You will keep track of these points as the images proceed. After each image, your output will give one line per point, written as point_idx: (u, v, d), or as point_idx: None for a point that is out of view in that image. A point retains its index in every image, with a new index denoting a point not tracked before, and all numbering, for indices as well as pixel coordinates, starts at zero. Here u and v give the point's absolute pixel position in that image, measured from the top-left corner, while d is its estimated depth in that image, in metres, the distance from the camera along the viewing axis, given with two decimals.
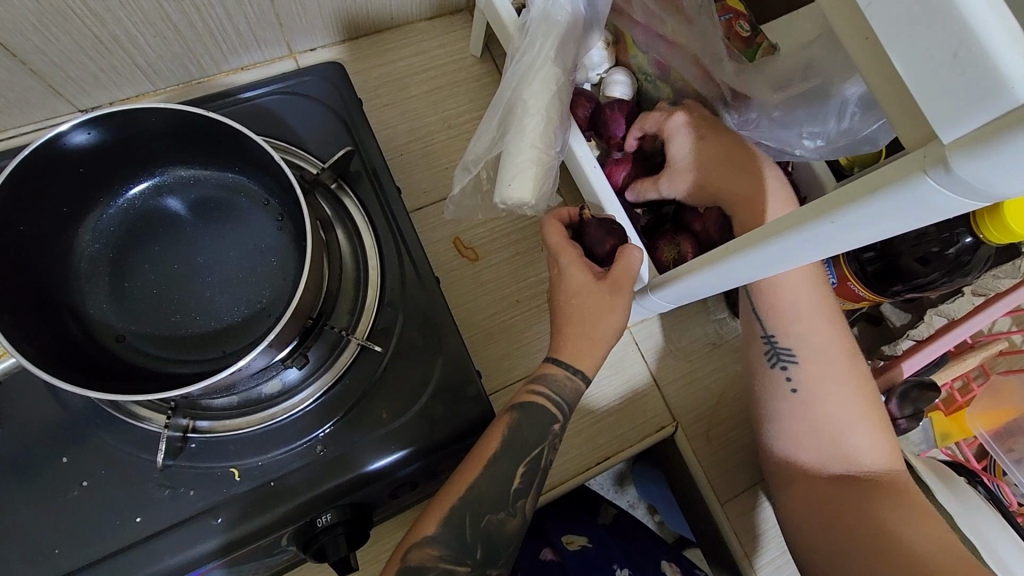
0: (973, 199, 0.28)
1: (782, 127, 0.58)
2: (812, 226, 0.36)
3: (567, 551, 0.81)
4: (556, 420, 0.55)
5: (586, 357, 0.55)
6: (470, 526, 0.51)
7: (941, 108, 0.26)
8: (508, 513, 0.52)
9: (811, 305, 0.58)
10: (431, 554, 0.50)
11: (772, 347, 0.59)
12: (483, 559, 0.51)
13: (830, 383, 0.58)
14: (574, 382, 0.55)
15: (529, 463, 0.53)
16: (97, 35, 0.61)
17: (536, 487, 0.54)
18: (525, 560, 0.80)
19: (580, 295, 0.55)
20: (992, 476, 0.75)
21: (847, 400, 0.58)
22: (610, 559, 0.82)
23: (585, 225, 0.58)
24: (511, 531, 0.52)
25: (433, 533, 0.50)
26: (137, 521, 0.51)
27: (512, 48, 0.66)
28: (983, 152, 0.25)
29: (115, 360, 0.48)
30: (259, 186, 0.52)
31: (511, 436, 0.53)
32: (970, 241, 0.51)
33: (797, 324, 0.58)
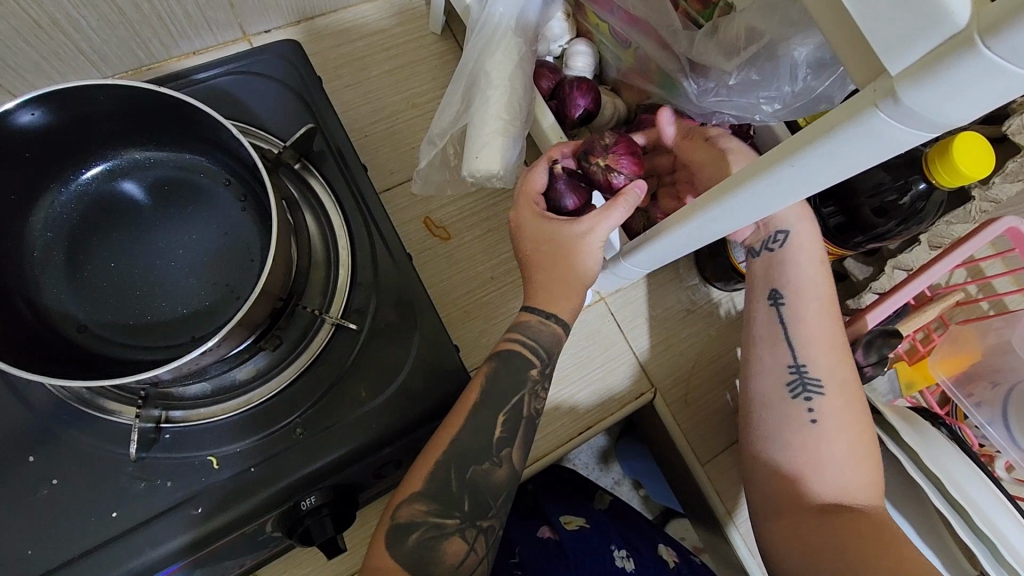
0: (922, 129, 0.29)
1: (740, 95, 0.56)
2: (773, 173, 0.37)
3: (564, 529, 0.80)
4: (534, 366, 0.56)
5: (560, 303, 0.55)
6: (455, 479, 0.51)
7: (890, 40, 0.27)
8: (494, 463, 0.53)
9: (823, 317, 0.59)
10: (419, 510, 0.50)
11: (797, 375, 0.58)
12: (471, 510, 0.51)
13: (839, 392, 0.57)
14: (549, 327, 0.56)
15: (508, 412, 0.54)
16: (36, 19, 0.58)
17: (522, 438, 0.54)
18: (523, 534, 0.79)
19: (551, 247, 0.55)
20: (955, 419, 0.79)
21: (850, 412, 0.57)
22: (608, 539, 0.80)
23: (552, 179, 0.58)
24: (500, 480, 0.53)
25: (420, 488, 0.51)
26: (114, 516, 0.50)
27: (470, 21, 0.66)
28: (927, 78, 0.26)
29: (76, 350, 0.46)
30: (219, 166, 0.51)
31: (501, 400, 0.54)
32: (923, 187, 0.52)
33: (812, 336, 0.58)
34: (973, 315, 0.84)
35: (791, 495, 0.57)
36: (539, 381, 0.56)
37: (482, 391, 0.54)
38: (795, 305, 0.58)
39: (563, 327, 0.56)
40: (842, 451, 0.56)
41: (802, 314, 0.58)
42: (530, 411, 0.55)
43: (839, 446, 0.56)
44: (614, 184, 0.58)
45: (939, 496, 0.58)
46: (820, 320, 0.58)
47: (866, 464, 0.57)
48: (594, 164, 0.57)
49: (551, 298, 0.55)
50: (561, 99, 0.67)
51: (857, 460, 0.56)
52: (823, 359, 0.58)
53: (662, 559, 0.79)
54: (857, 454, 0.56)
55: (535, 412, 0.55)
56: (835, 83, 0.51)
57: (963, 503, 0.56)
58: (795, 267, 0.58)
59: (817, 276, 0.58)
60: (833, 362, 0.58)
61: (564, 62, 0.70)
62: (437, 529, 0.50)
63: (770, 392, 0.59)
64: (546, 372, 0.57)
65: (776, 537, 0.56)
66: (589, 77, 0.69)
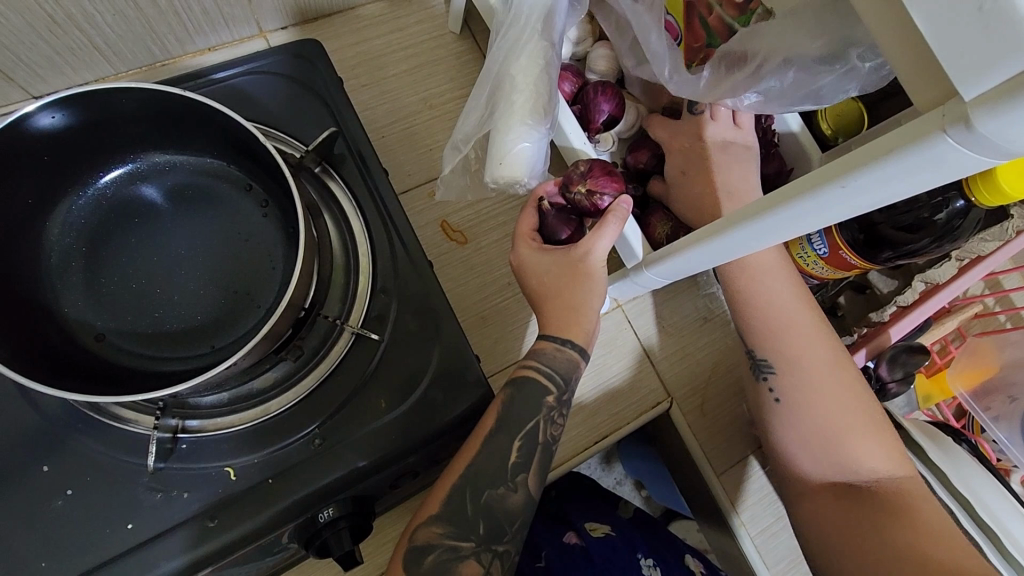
0: (993, 156, 0.27)
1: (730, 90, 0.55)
2: (820, 193, 0.36)
3: (589, 535, 0.78)
4: (550, 393, 0.54)
5: (575, 328, 0.55)
6: (469, 503, 0.50)
7: (970, 63, 0.26)
8: (509, 489, 0.51)
9: (771, 285, 0.57)
10: (436, 533, 0.50)
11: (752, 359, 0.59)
12: (488, 533, 0.51)
13: (796, 366, 0.57)
14: (564, 354, 0.55)
15: (524, 437, 0.53)
16: (50, 14, 0.56)
17: (538, 464, 0.53)
18: (546, 539, 0.78)
19: (554, 268, 0.55)
20: (971, 432, 0.78)
21: (823, 383, 0.56)
22: (634, 548, 0.78)
23: (543, 215, 0.59)
24: (514, 506, 0.52)
25: (438, 510, 0.50)
26: (129, 528, 0.48)
27: (496, 23, 0.64)
28: (1006, 105, 0.25)
29: (95, 360, 0.45)
30: (240, 171, 0.49)
31: (518, 426, 0.53)
32: (960, 205, 0.52)
33: (772, 310, 0.57)
34: (988, 327, 0.83)
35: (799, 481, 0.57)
36: (555, 407, 0.55)
37: (499, 415, 0.53)
38: (752, 281, 0.58)
39: (579, 352, 0.55)
40: (818, 425, 0.56)
41: (739, 290, 0.58)
42: (546, 437, 0.54)
43: (811, 422, 0.56)
44: (601, 206, 0.58)
45: (966, 518, 0.57)
46: (777, 292, 0.57)
47: (860, 433, 0.55)
48: (575, 194, 0.58)
49: (570, 325, 0.54)
50: (584, 103, 0.66)
51: (846, 433, 0.55)
52: (781, 338, 0.57)
53: (689, 568, 0.78)
54: (842, 426, 0.55)
55: (550, 439, 0.54)
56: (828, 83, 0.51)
57: (991, 525, 0.55)
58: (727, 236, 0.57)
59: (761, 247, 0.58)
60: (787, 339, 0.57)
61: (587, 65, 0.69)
62: (453, 552, 0.49)
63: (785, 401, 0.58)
64: (562, 399, 0.55)
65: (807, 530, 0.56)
66: (612, 81, 0.68)
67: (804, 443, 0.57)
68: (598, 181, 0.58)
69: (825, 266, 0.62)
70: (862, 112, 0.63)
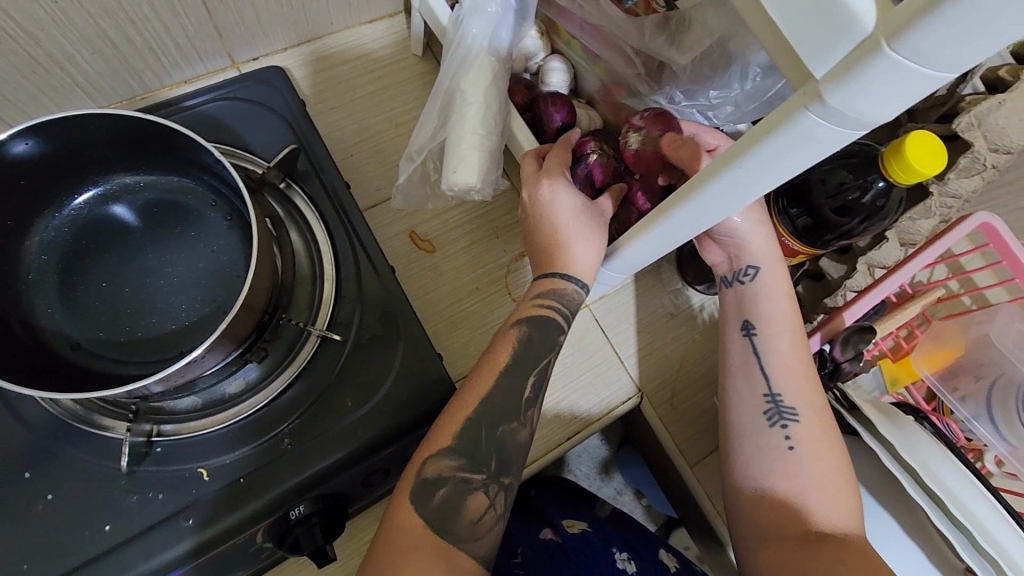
0: (850, 127, 0.31)
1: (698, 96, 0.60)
2: (724, 175, 0.39)
3: (566, 530, 0.79)
4: (563, 332, 0.59)
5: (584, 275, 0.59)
6: (485, 437, 0.52)
7: (811, 43, 0.29)
8: (519, 424, 0.54)
9: (795, 352, 0.61)
10: (447, 465, 0.51)
11: (773, 404, 0.59)
12: (497, 468, 0.53)
13: (816, 420, 0.59)
14: (579, 297, 0.59)
15: (538, 374, 0.56)
16: (32, 54, 0.61)
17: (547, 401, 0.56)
18: (524, 537, 0.80)
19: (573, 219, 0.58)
20: (941, 415, 0.79)
21: (833, 446, 0.58)
22: (609, 542, 0.79)
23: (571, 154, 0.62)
24: (523, 441, 0.54)
25: (450, 444, 0.52)
26: (107, 529, 0.51)
27: (447, 42, 0.69)
28: (844, 79, 0.28)
29: (70, 367, 0.48)
30: (205, 188, 0.53)
31: (531, 364, 0.56)
32: (882, 185, 0.55)
33: (795, 370, 0.60)
34: (954, 310, 0.85)
35: (763, 516, 0.57)
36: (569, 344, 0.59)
37: (513, 354, 0.56)
38: (775, 345, 0.60)
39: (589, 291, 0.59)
40: (815, 479, 0.57)
41: (771, 344, 0.60)
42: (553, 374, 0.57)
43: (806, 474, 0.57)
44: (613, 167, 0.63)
45: (916, 488, 0.58)
46: (797, 355, 0.60)
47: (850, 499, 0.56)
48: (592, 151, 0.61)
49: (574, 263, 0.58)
50: (537, 114, 0.69)
51: (834, 488, 0.56)
52: (798, 393, 0.59)
53: (664, 564, 0.79)
54: (834, 483, 0.57)
55: None
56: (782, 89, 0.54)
57: (941, 494, 0.57)
58: (762, 300, 0.61)
59: (785, 313, 0.61)
60: (805, 391, 0.60)
61: (541, 78, 0.72)
62: (465, 484, 0.51)
63: (752, 419, 0.60)
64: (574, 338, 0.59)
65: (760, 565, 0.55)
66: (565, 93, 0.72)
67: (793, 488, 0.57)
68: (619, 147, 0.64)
69: None
70: None
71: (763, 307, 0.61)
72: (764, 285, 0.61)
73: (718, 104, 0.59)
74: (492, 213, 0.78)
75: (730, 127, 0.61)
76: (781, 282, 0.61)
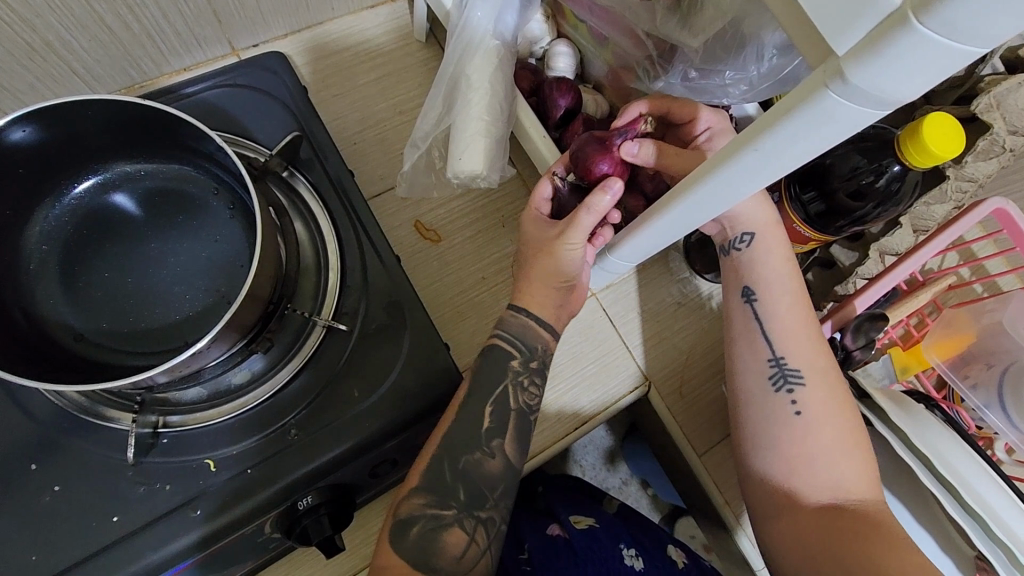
0: (874, 107, 0.30)
1: (709, 78, 0.58)
2: (739, 158, 0.38)
3: (573, 527, 0.78)
4: (514, 357, 0.57)
5: (530, 297, 0.58)
6: (449, 470, 0.53)
7: (835, 19, 0.28)
8: (485, 454, 0.54)
9: (798, 313, 0.59)
10: (417, 504, 0.52)
11: (778, 368, 0.59)
12: (468, 500, 0.53)
13: (822, 385, 0.58)
14: (518, 319, 0.58)
15: (496, 402, 0.56)
16: (28, 41, 0.60)
17: (513, 431, 0.56)
18: (532, 531, 0.80)
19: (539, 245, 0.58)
20: (952, 403, 0.79)
21: (843, 411, 0.57)
22: (617, 538, 0.78)
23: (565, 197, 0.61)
24: (493, 471, 0.54)
25: (417, 483, 0.53)
26: (115, 520, 0.51)
27: (450, 25, 0.67)
28: (869, 58, 0.27)
29: (73, 358, 0.47)
30: (207, 176, 0.52)
31: (491, 391, 0.56)
32: (897, 169, 0.54)
33: (797, 334, 0.59)
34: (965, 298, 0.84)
35: (779, 493, 0.57)
36: (522, 371, 0.57)
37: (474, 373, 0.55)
38: (776, 309, 0.59)
39: (537, 322, 0.58)
40: (826, 444, 0.56)
41: (772, 307, 0.59)
42: (518, 403, 0.57)
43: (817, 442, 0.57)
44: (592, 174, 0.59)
45: (928, 476, 0.58)
46: (799, 317, 0.59)
47: (862, 463, 0.57)
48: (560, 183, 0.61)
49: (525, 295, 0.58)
50: (542, 99, 0.68)
51: (846, 454, 0.56)
52: (803, 357, 0.58)
53: (671, 559, 0.78)
54: (845, 447, 0.56)
55: (524, 405, 0.57)
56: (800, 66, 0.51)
57: (952, 480, 0.57)
58: (760, 264, 0.59)
59: (785, 274, 0.60)
60: (808, 353, 0.59)
61: (547, 63, 0.71)
62: (436, 521, 0.52)
63: (758, 388, 0.59)
64: (527, 362, 0.58)
65: (778, 539, 0.56)
66: (571, 78, 0.71)
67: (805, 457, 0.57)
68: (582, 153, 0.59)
69: None
70: None
71: (761, 270, 0.59)
72: (761, 248, 0.59)
73: (731, 85, 0.57)
74: (497, 202, 0.77)
75: (742, 107, 0.59)
76: (778, 242, 0.59)
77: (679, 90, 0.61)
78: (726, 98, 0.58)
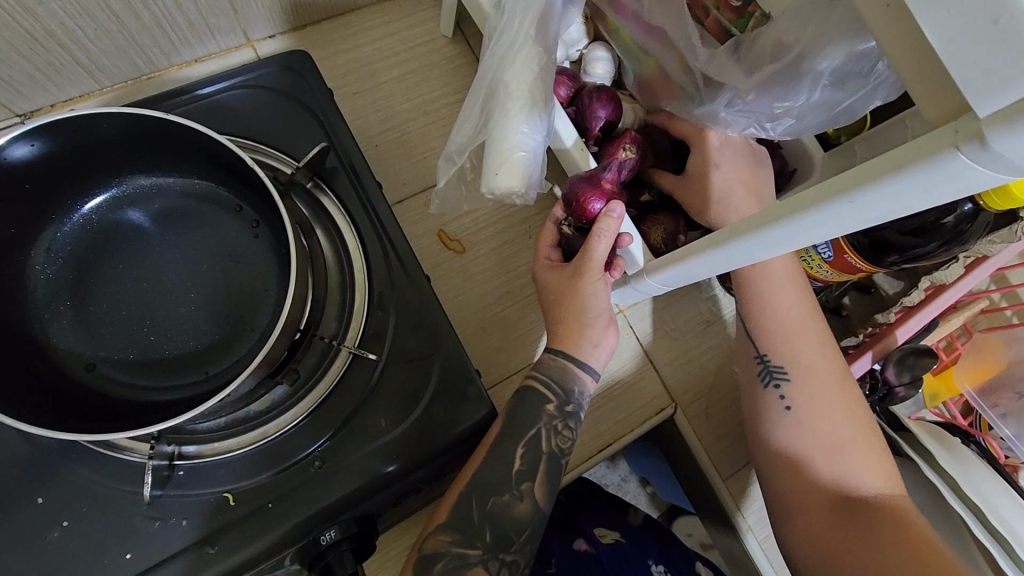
0: (1008, 175, 0.26)
1: (754, 108, 0.55)
2: (825, 207, 0.35)
3: (600, 543, 0.78)
4: (549, 401, 0.55)
5: (567, 338, 0.56)
6: (477, 510, 0.51)
7: (975, 82, 0.25)
8: (514, 496, 0.52)
9: (789, 299, 0.57)
10: (444, 540, 0.50)
11: (763, 365, 0.58)
12: (493, 542, 0.51)
13: (809, 374, 0.56)
14: (557, 362, 0.56)
15: (527, 444, 0.53)
16: (30, 30, 0.55)
17: (545, 472, 0.53)
18: (556, 544, 0.77)
19: (564, 290, 0.55)
20: (979, 430, 0.72)
21: (838, 401, 0.56)
22: (644, 553, 0.78)
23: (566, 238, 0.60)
24: (521, 514, 0.52)
25: (445, 519, 0.51)
26: (127, 558, 0.48)
27: (489, 27, 0.63)
28: (1018, 125, 0.24)
29: (85, 391, 0.45)
30: (229, 194, 0.49)
31: (522, 431, 0.53)
32: (968, 208, 0.52)
33: (784, 320, 0.57)
34: (995, 324, 0.78)
35: (797, 488, 0.55)
36: (557, 415, 0.55)
37: None
38: (765, 294, 0.57)
39: (577, 364, 0.56)
40: (824, 438, 0.55)
41: (756, 295, 0.57)
42: (550, 446, 0.54)
43: (819, 427, 0.56)
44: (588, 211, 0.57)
45: (983, 531, 0.57)
46: (787, 300, 0.57)
47: (864, 448, 0.55)
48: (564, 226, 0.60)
49: (558, 334, 0.55)
50: (580, 108, 0.64)
51: (850, 446, 0.55)
52: (789, 329, 0.57)
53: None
54: (846, 438, 0.55)
55: (556, 448, 0.54)
56: (855, 98, 0.51)
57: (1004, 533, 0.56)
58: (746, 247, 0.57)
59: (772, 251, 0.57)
60: (796, 343, 0.57)
61: (583, 68, 0.67)
62: (461, 560, 0.49)
63: (747, 384, 0.59)
64: (563, 406, 0.55)
65: (791, 542, 0.55)
66: (609, 85, 0.66)
67: (808, 451, 0.56)
68: (575, 195, 0.58)
69: (830, 270, 0.61)
70: (867, 114, 0.62)
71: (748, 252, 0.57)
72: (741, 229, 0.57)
73: (779, 116, 0.55)
74: (524, 212, 0.74)
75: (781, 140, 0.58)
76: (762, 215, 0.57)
77: (720, 117, 0.58)
78: (768, 129, 0.56)
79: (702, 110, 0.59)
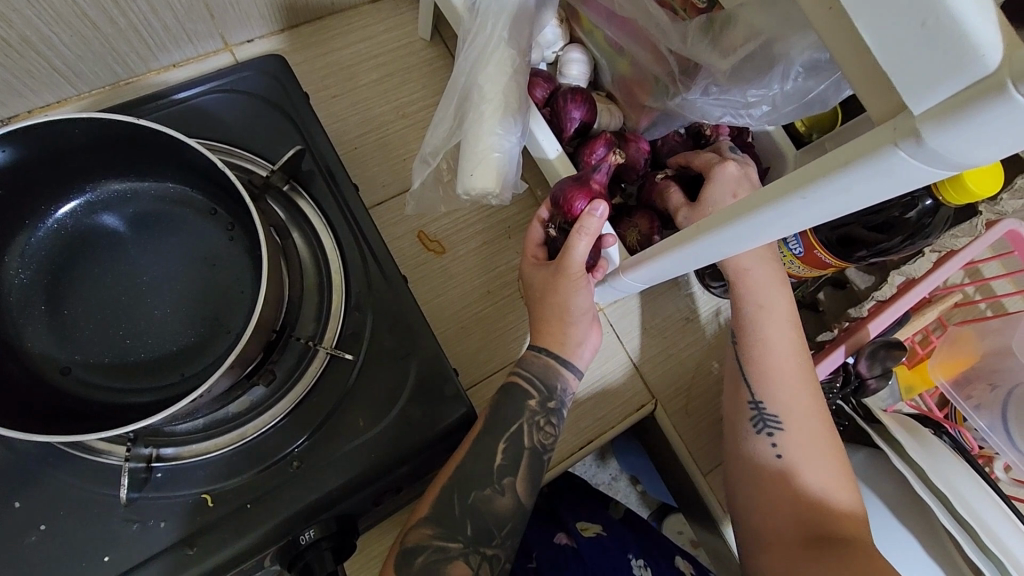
0: (945, 169, 0.27)
1: (727, 96, 0.55)
2: (780, 203, 0.36)
3: (581, 536, 0.78)
4: (530, 397, 0.56)
5: (548, 336, 0.56)
6: (458, 504, 0.51)
7: (909, 80, 0.26)
8: (496, 491, 0.52)
9: (784, 350, 0.57)
10: (425, 534, 0.51)
11: (757, 411, 0.57)
12: (475, 535, 0.51)
13: (801, 420, 0.56)
14: (541, 358, 0.56)
15: (509, 439, 0.54)
16: (4, 37, 0.55)
17: (526, 469, 0.54)
18: (540, 539, 0.78)
19: (548, 290, 0.55)
20: (954, 423, 0.74)
21: (827, 448, 0.55)
22: (626, 548, 0.78)
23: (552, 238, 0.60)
24: (502, 509, 0.52)
25: (427, 513, 0.52)
26: (105, 560, 0.48)
27: (463, 30, 0.64)
28: (950, 120, 0.25)
29: (60, 393, 0.45)
30: (203, 197, 0.50)
31: (502, 427, 0.54)
32: (929, 203, 0.53)
33: (779, 367, 0.56)
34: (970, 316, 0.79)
35: (776, 522, 0.54)
36: (538, 411, 0.56)
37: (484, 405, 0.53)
38: (760, 343, 0.57)
39: (561, 361, 0.56)
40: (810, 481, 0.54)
41: (755, 342, 0.57)
42: (533, 442, 0.55)
43: (808, 471, 0.55)
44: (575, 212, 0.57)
45: (947, 515, 0.57)
46: (782, 347, 0.57)
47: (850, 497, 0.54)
48: (550, 228, 0.59)
49: (542, 333, 0.56)
50: (554, 109, 0.65)
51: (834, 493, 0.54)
52: (786, 377, 0.56)
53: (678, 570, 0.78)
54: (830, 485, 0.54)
55: (538, 444, 0.55)
56: (829, 87, 0.51)
57: (970, 521, 0.56)
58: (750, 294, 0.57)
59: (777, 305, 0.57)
60: (792, 391, 0.56)
61: (559, 69, 0.68)
62: (442, 553, 0.50)
63: (737, 423, 0.58)
64: (545, 402, 0.56)
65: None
66: (584, 86, 0.67)
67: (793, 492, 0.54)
68: (561, 198, 0.57)
69: (800, 266, 0.62)
70: (835, 111, 0.63)
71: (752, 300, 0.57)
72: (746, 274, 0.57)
73: (754, 104, 0.55)
74: (503, 212, 0.74)
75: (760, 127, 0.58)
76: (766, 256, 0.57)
77: (697, 105, 0.58)
78: (744, 117, 0.56)
79: (684, 101, 0.59)
